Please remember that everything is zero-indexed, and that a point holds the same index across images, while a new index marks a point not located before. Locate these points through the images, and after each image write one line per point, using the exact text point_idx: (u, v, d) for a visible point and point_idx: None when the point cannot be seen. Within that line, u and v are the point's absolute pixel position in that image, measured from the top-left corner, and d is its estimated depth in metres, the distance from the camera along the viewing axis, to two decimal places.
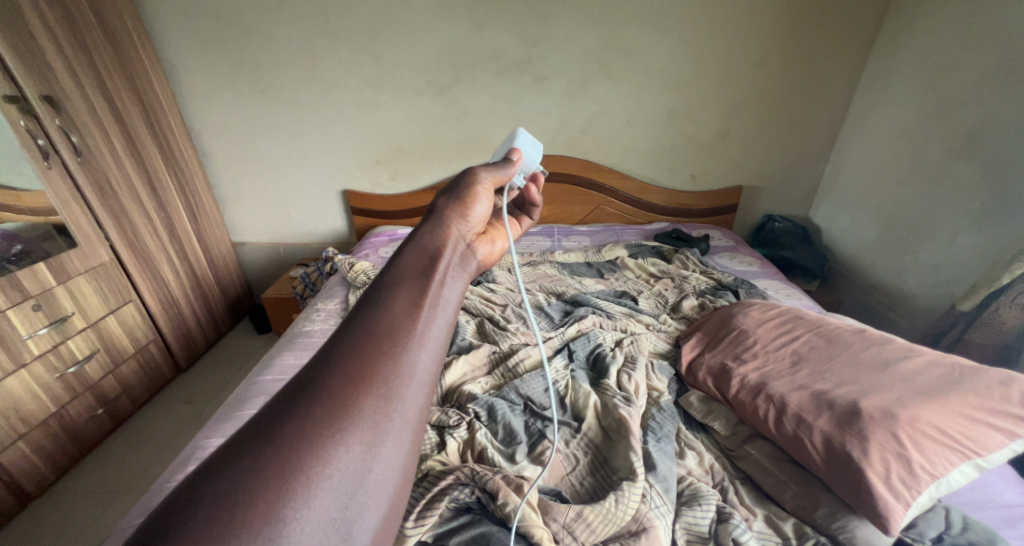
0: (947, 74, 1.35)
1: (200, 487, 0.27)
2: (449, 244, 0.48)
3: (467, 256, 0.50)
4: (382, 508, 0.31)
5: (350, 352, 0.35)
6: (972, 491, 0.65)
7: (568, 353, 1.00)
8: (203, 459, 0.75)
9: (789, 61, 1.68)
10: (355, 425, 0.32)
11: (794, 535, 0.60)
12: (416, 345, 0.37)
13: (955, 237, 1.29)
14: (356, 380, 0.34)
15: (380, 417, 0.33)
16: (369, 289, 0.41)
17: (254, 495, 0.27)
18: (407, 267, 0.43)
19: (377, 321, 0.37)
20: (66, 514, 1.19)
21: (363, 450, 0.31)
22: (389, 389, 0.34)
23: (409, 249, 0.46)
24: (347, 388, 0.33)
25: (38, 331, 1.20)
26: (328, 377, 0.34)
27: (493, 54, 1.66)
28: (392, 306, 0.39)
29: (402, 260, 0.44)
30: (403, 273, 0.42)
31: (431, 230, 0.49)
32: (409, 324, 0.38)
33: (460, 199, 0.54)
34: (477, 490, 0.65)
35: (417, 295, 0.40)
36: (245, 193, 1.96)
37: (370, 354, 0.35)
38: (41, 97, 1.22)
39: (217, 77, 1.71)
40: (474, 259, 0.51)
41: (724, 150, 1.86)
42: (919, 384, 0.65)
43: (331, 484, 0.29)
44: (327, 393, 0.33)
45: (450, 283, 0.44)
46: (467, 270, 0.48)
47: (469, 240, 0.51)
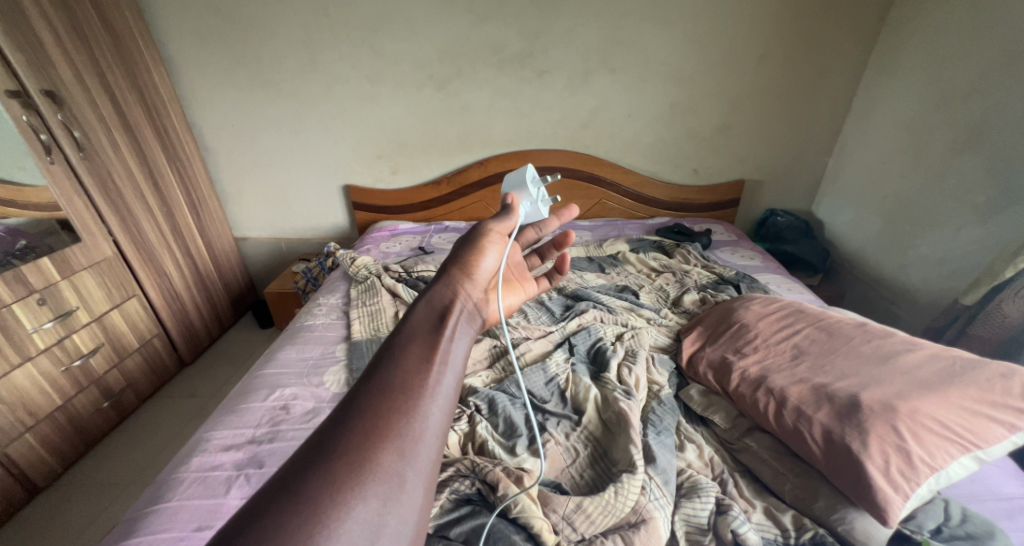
0: (952, 66, 1.33)
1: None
2: (460, 300, 0.48)
3: (477, 310, 0.50)
4: None
5: (365, 408, 0.35)
6: (971, 484, 0.65)
7: (568, 347, 1.00)
8: (208, 451, 0.76)
9: (793, 53, 1.67)
10: (371, 483, 0.31)
11: (793, 527, 0.60)
12: (429, 397, 0.37)
13: (958, 231, 1.28)
14: (370, 435, 0.33)
15: (395, 474, 0.32)
16: (382, 347, 0.41)
17: None
18: (419, 323, 0.44)
19: (391, 376, 0.38)
20: (74, 505, 1.21)
21: (377, 509, 0.30)
22: (403, 444, 0.34)
23: (421, 305, 0.47)
24: (362, 444, 0.33)
25: (44, 326, 1.22)
26: (342, 433, 0.33)
27: (493, 47, 1.65)
28: (404, 364, 0.39)
29: (413, 317, 0.45)
30: (415, 331, 0.43)
31: (442, 287, 0.49)
32: (422, 377, 0.38)
33: (470, 253, 0.53)
34: (477, 481, 0.66)
35: (429, 350, 0.41)
36: (247, 188, 1.97)
37: (382, 408, 0.35)
38: (43, 92, 1.22)
39: (217, 71, 1.71)
40: (483, 311, 0.51)
41: (727, 144, 1.85)
42: (920, 377, 0.65)
43: None
44: (342, 450, 0.32)
45: (459, 338, 0.44)
46: (474, 328, 0.48)
47: (477, 299, 0.51)
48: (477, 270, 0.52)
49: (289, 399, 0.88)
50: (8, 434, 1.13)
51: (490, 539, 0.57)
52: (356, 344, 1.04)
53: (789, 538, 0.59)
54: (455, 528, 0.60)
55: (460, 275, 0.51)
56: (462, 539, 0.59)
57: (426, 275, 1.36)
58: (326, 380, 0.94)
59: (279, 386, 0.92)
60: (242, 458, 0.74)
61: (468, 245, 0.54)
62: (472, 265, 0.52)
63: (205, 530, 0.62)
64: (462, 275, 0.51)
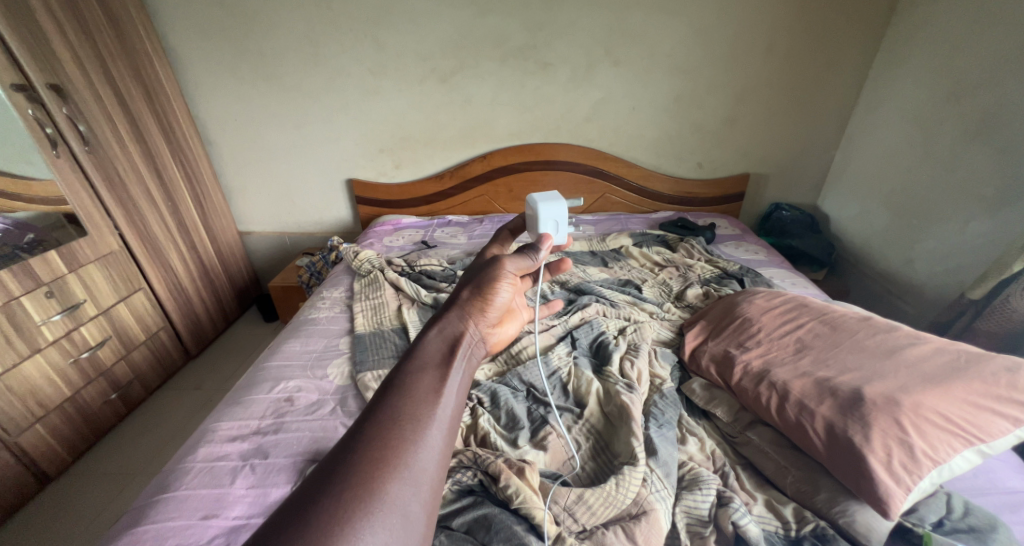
0: (961, 57, 1.31)
1: None
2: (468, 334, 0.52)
3: (479, 344, 0.54)
4: None
5: (375, 434, 0.38)
6: (974, 478, 0.65)
7: (571, 340, 1.00)
8: (213, 441, 0.77)
9: (799, 43, 1.64)
10: (380, 507, 0.33)
11: (793, 519, 0.60)
12: (430, 426, 0.40)
13: (966, 225, 1.26)
14: (379, 461, 0.36)
15: (402, 499, 0.35)
16: (389, 377, 0.45)
17: None
18: (426, 356, 0.47)
19: (399, 405, 0.41)
20: (84, 494, 1.23)
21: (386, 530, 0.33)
22: (409, 469, 0.37)
23: (430, 338, 0.50)
24: (373, 467, 0.35)
25: (52, 318, 1.23)
26: (353, 459, 0.36)
27: (496, 40, 1.64)
28: (413, 394, 0.42)
29: (422, 349, 0.48)
30: (423, 362, 0.46)
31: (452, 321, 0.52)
32: (425, 408, 0.41)
33: (483, 290, 0.56)
34: (479, 473, 0.66)
35: (435, 383, 0.44)
36: (251, 183, 1.98)
37: (389, 435, 0.38)
38: (47, 85, 1.23)
39: (220, 65, 1.71)
40: (484, 345, 0.55)
41: (732, 136, 1.83)
42: (924, 370, 0.65)
43: None
44: (355, 475, 0.35)
45: (461, 371, 0.48)
46: (475, 362, 0.52)
47: (482, 333, 0.55)
48: (482, 306, 0.56)
49: (293, 391, 0.89)
50: (18, 424, 1.15)
51: (491, 529, 0.57)
52: (360, 337, 1.05)
53: (790, 531, 0.59)
54: (457, 518, 0.60)
55: (465, 310, 0.54)
56: (464, 529, 0.59)
57: (429, 269, 1.36)
58: (329, 373, 0.95)
59: (283, 378, 0.93)
60: (247, 448, 0.75)
61: (478, 282, 0.57)
62: (483, 301, 0.56)
63: (212, 519, 0.63)
64: (468, 312, 0.54)
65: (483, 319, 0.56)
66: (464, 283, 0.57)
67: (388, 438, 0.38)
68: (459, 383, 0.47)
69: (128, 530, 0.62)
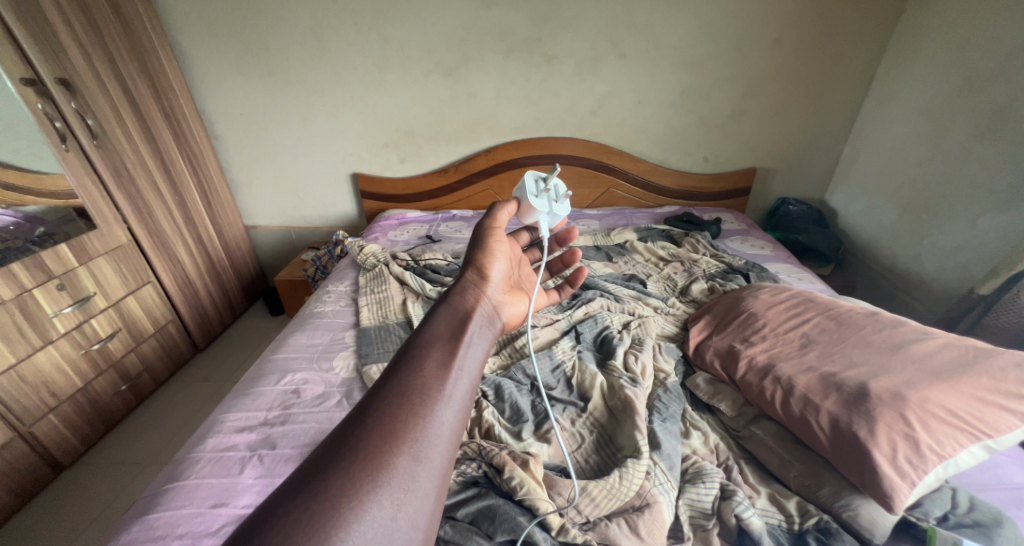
0: (975, 48, 1.29)
1: (270, 512, 0.30)
2: (480, 303, 0.54)
3: (493, 316, 0.55)
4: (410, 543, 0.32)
5: (388, 404, 0.39)
6: (980, 474, 0.65)
7: (575, 335, 1.00)
8: (221, 431, 0.78)
9: (809, 36, 1.62)
10: (386, 482, 0.34)
11: (797, 513, 0.61)
12: (428, 397, 0.40)
13: (976, 219, 1.25)
14: (371, 443, 0.36)
15: (410, 466, 0.35)
16: (404, 350, 0.45)
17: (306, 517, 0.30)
18: (437, 333, 0.47)
19: (412, 378, 0.41)
20: (96, 483, 1.26)
21: (384, 514, 0.32)
22: (406, 446, 0.36)
23: (440, 318, 0.50)
24: (389, 442, 0.36)
25: (63, 310, 1.25)
26: (369, 425, 0.37)
27: (501, 33, 1.63)
28: (427, 368, 0.43)
29: (435, 323, 0.49)
30: (436, 338, 0.47)
31: (461, 296, 0.54)
32: (430, 381, 0.42)
33: (478, 269, 0.57)
34: (484, 465, 0.67)
35: (446, 359, 0.44)
36: (257, 177, 1.99)
37: (390, 414, 0.38)
38: (56, 80, 1.23)
39: (225, 58, 1.71)
40: (493, 317, 0.55)
41: (738, 131, 1.82)
42: (930, 366, 0.64)
43: (367, 519, 0.31)
44: (370, 440, 0.36)
45: (475, 343, 0.49)
46: (492, 330, 0.54)
47: (495, 304, 0.57)
48: (481, 273, 0.58)
49: (300, 383, 0.90)
50: (33, 414, 1.18)
51: (496, 520, 0.58)
52: (366, 330, 1.06)
53: (794, 524, 0.60)
54: (461, 509, 0.61)
55: (467, 282, 0.56)
56: (468, 519, 0.60)
57: (433, 264, 1.37)
58: (335, 365, 0.96)
59: (290, 370, 0.94)
60: (255, 439, 0.76)
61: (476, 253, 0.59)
62: (485, 273, 0.58)
63: (221, 507, 0.64)
64: (470, 273, 0.57)
65: (489, 294, 0.57)
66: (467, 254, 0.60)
67: (381, 415, 0.38)
68: (467, 353, 0.46)
69: (141, 517, 0.63)
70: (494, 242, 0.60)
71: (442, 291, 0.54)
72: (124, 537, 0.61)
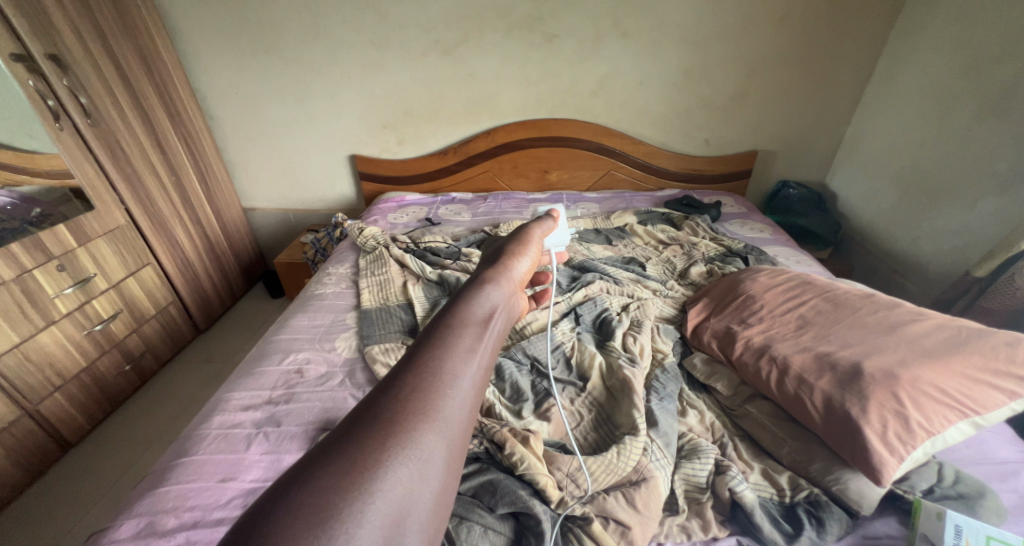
0: (982, 27, 1.26)
1: (289, 490, 0.26)
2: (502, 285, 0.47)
3: (512, 305, 0.47)
4: (428, 520, 0.28)
5: (407, 379, 0.33)
6: (967, 449, 0.67)
7: (574, 317, 1.01)
8: (227, 409, 0.80)
9: (816, 15, 1.58)
10: (406, 458, 0.28)
11: (788, 487, 0.63)
12: (447, 398, 0.33)
13: (976, 202, 1.25)
14: (383, 445, 0.29)
15: (431, 442, 0.30)
16: (426, 328, 0.40)
17: (320, 491, 0.25)
18: (466, 312, 0.41)
19: (432, 353, 0.36)
20: (104, 460, 1.28)
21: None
22: (429, 434, 0.30)
23: (469, 299, 0.43)
24: (408, 414, 0.31)
25: (64, 291, 1.25)
26: (389, 398, 0.32)
27: (502, 11, 1.59)
28: (449, 341, 0.37)
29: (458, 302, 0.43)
30: (459, 313, 0.41)
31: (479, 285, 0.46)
32: (454, 356, 0.36)
33: (499, 262, 0.51)
34: (485, 441, 0.69)
35: (472, 329, 0.39)
36: (255, 158, 1.97)
37: (411, 383, 0.33)
38: (47, 56, 1.21)
39: (217, 35, 1.67)
40: (516, 306, 0.49)
41: (740, 113, 1.80)
42: (923, 345, 0.66)
43: (387, 490, 0.27)
44: (391, 410, 0.31)
45: (496, 321, 0.42)
46: (512, 310, 0.47)
47: (514, 291, 0.49)
48: (509, 255, 0.53)
49: (303, 363, 0.91)
50: (38, 392, 1.19)
51: (497, 493, 0.60)
52: (367, 312, 1.07)
53: (785, 497, 0.62)
54: (463, 483, 0.63)
55: (491, 264, 0.51)
56: (470, 493, 0.62)
57: (433, 247, 1.37)
58: (338, 346, 0.97)
59: (292, 350, 0.96)
60: (260, 417, 0.78)
61: (509, 243, 0.56)
62: (505, 267, 0.50)
63: (229, 482, 0.65)
64: (498, 265, 0.50)
65: (509, 284, 0.48)
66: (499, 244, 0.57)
67: (398, 423, 0.30)
68: (490, 351, 0.40)
69: (151, 491, 0.65)
70: (533, 234, 0.59)
71: (468, 283, 0.46)
72: (136, 509, 0.62)
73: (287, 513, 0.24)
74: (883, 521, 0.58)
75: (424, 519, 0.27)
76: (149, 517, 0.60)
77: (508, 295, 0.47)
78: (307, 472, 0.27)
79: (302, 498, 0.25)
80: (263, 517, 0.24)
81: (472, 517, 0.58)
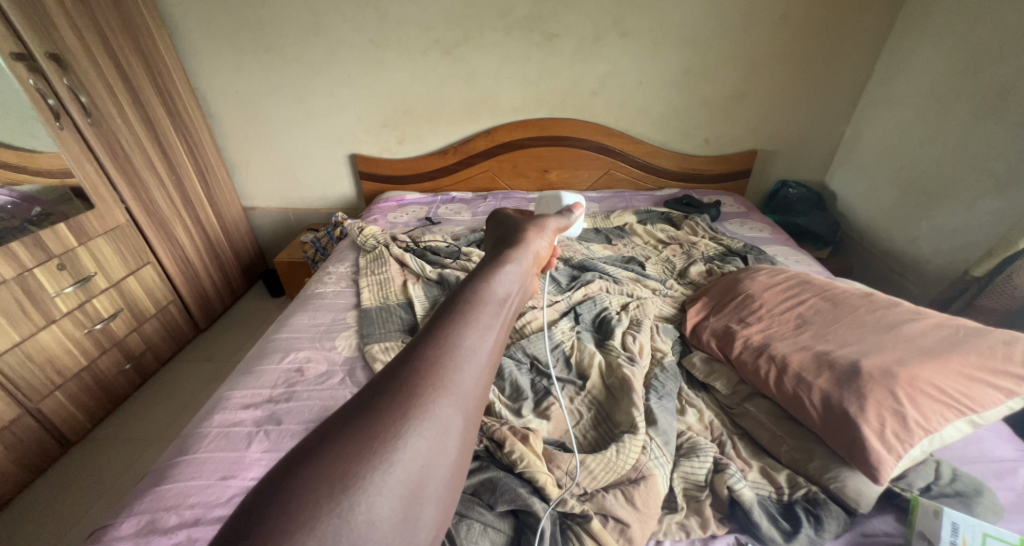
0: (981, 27, 1.27)
1: (307, 455, 0.26)
2: (518, 262, 0.47)
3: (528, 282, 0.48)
4: (443, 489, 0.28)
5: (425, 350, 0.33)
6: (965, 447, 0.67)
7: (574, 316, 1.01)
8: (228, 406, 0.80)
9: (815, 15, 1.59)
10: (424, 428, 0.28)
11: (786, 485, 0.63)
12: (465, 369, 0.33)
13: (975, 202, 1.25)
14: (402, 412, 0.28)
15: (449, 412, 0.30)
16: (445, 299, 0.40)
17: (337, 457, 0.26)
18: (486, 285, 0.41)
19: (452, 324, 0.36)
20: (104, 459, 1.28)
21: (392, 526, 0.25)
22: (447, 404, 0.30)
23: (487, 273, 0.43)
24: (427, 383, 0.31)
25: (65, 290, 1.25)
26: (407, 366, 0.32)
27: (502, 10, 1.59)
28: (468, 313, 0.37)
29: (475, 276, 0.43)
30: (478, 287, 0.40)
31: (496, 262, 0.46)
32: (473, 327, 0.36)
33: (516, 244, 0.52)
34: (485, 439, 0.69)
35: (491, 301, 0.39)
36: (255, 157, 1.97)
37: (429, 354, 0.33)
38: (47, 54, 1.21)
39: (217, 34, 1.67)
40: (530, 287, 0.49)
41: (740, 112, 1.80)
42: (921, 344, 0.66)
43: (405, 459, 0.27)
44: (409, 378, 0.31)
45: (513, 296, 0.42)
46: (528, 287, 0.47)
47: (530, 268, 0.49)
48: (525, 239, 0.53)
49: (303, 361, 0.92)
50: (38, 391, 1.19)
51: (497, 491, 0.60)
52: (367, 311, 1.07)
53: (783, 495, 0.62)
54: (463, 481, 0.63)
55: (508, 247, 0.51)
56: (469, 491, 0.62)
57: (433, 246, 1.38)
58: (338, 344, 0.98)
59: (292, 349, 0.96)
60: (260, 415, 0.78)
61: (523, 230, 0.56)
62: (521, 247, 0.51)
63: (230, 479, 0.66)
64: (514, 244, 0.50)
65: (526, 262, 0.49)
66: (515, 225, 0.58)
67: (415, 391, 0.30)
68: (506, 325, 0.40)
69: (152, 488, 0.65)
70: (546, 223, 0.61)
71: (485, 261, 0.47)
72: (136, 507, 0.63)
73: (303, 478, 0.24)
74: (880, 519, 0.59)
75: (439, 489, 0.28)
76: (151, 515, 0.61)
77: (524, 271, 0.47)
78: (324, 437, 0.27)
79: (318, 464, 0.25)
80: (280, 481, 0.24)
81: (472, 515, 0.58)
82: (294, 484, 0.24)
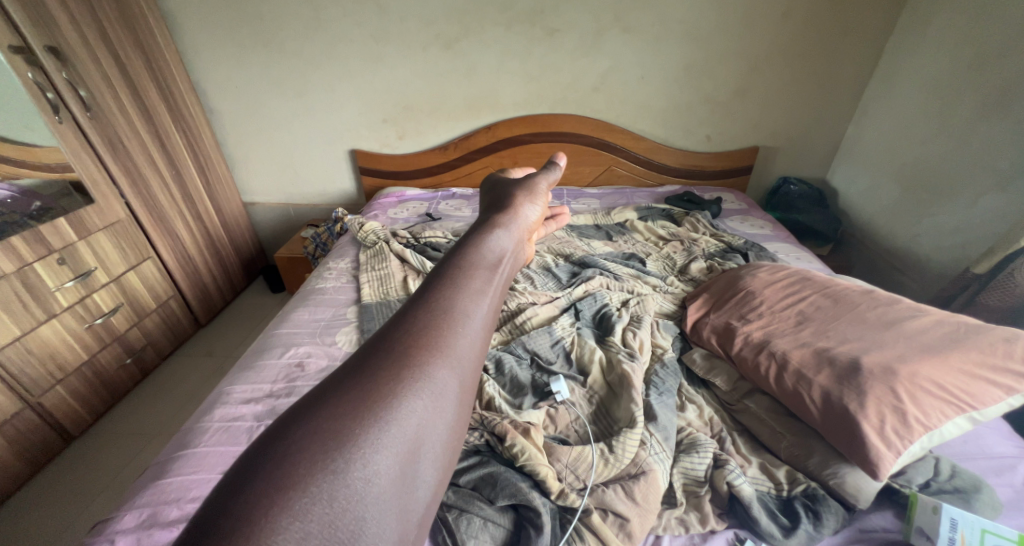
0: (985, 22, 1.26)
1: (314, 412, 0.29)
2: (507, 232, 0.51)
3: (517, 252, 0.52)
4: (439, 444, 0.32)
5: (421, 319, 0.37)
6: (964, 444, 0.67)
7: (574, 312, 1.01)
8: (229, 401, 0.80)
9: (818, 11, 1.57)
10: (421, 392, 0.32)
11: (785, 481, 0.64)
12: (458, 338, 0.36)
13: (978, 199, 1.25)
14: (400, 376, 0.32)
15: (444, 375, 0.34)
16: (439, 269, 0.43)
17: (342, 414, 0.29)
18: (476, 256, 0.45)
19: (445, 293, 0.39)
20: (105, 453, 1.28)
21: (397, 472, 0.28)
22: (442, 369, 0.34)
23: (478, 244, 0.47)
24: (424, 350, 0.34)
25: (65, 284, 1.26)
26: (404, 333, 0.35)
27: (503, 5, 1.58)
28: (460, 282, 0.41)
29: (466, 246, 0.46)
30: (469, 257, 0.44)
31: (487, 231, 0.50)
32: (465, 297, 0.40)
33: (507, 214, 0.55)
34: (485, 434, 0.69)
35: (483, 271, 0.43)
36: (255, 153, 1.96)
37: (425, 323, 0.36)
38: (45, 47, 1.20)
39: (217, 28, 1.66)
40: (518, 257, 0.53)
41: (742, 109, 1.79)
42: (922, 342, 0.66)
43: (405, 418, 0.30)
44: (407, 345, 0.34)
45: (502, 268, 0.47)
46: (517, 258, 0.52)
47: (519, 239, 0.53)
48: (514, 210, 0.57)
49: (304, 356, 0.92)
50: (39, 385, 1.19)
51: (497, 486, 0.60)
52: (367, 307, 1.07)
53: (782, 491, 0.63)
54: (464, 476, 0.63)
55: (498, 217, 0.55)
56: (470, 485, 0.62)
57: (433, 242, 1.38)
58: (338, 340, 0.98)
59: (293, 344, 0.96)
60: (261, 410, 0.78)
61: (513, 199, 0.60)
62: (511, 219, 0.54)
63: None
64: (504, 216, 0.54)
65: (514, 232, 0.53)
66: (505, 194, 0.62)
67: (411, 358, 0.33)
68: (496, 294, 0.44)
69: (154, 482, 0.66)
70: (535, 189, 0.65)
71: (477, 230, 0.50)
72: (138, 500, 0.63)
73: (312, 432, 0.27)
74: (878, 515, 0.59)
75: (435, 445, 0.31)
76: (152, 508, 0.61)
77: (513, 244, 0.51)
78: (330, 396, 0.30)
79: (325, 420, 0.28)
80: (291, 433, 0.27)
81: (472, 510, 0.58)
82: (304, 437, 0.27)
